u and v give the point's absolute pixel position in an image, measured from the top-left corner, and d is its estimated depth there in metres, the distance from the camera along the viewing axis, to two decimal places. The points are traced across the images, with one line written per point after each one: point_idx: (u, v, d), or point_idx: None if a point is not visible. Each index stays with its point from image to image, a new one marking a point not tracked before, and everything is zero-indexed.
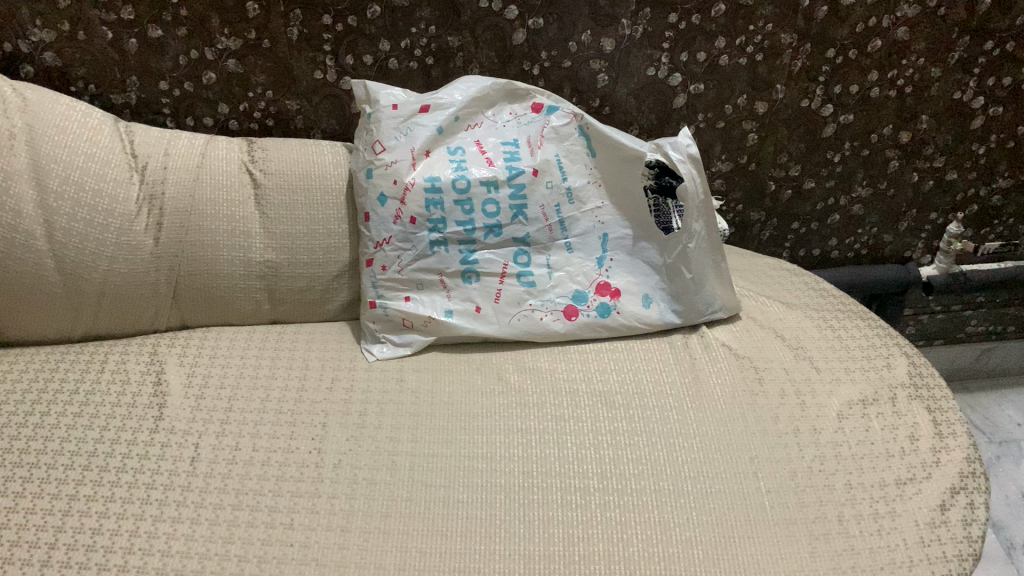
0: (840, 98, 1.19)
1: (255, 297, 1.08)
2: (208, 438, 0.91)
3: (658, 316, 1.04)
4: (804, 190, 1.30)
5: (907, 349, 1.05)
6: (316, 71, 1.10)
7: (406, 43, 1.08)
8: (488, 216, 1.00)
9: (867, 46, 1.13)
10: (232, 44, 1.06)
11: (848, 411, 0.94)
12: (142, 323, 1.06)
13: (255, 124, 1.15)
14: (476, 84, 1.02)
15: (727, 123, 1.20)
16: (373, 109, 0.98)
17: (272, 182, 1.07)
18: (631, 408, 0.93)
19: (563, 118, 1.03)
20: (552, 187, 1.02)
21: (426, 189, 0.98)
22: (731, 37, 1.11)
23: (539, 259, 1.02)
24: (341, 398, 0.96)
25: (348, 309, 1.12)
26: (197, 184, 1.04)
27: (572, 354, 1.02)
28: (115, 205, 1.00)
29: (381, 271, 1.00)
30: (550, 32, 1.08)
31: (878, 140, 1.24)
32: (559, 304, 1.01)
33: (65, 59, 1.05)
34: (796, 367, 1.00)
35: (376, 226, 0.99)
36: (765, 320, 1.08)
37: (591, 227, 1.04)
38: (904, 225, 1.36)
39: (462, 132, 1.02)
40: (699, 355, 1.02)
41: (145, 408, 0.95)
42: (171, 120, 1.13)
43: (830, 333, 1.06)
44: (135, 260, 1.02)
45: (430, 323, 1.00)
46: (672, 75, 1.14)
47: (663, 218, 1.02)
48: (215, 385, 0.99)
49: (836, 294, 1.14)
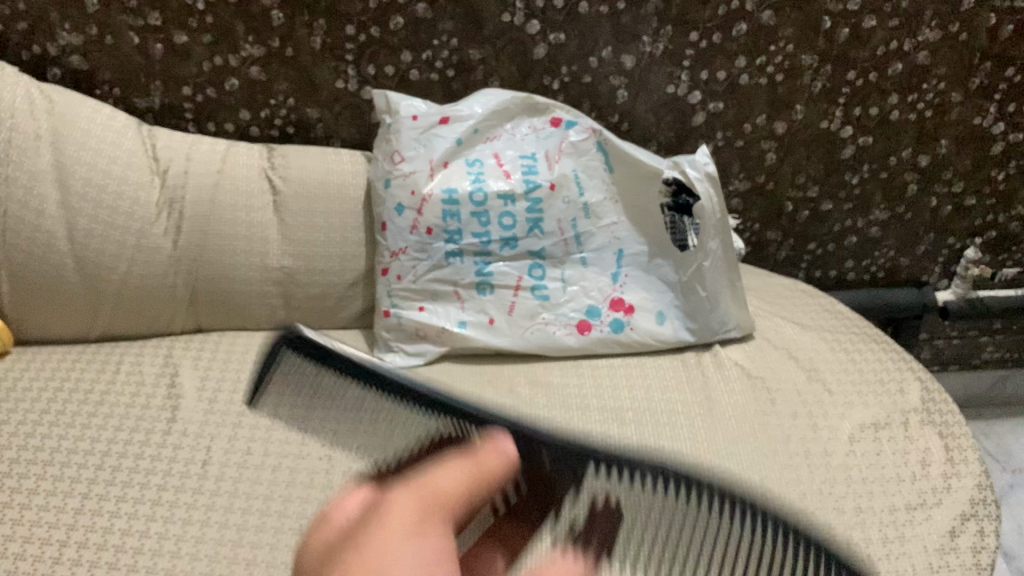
0: (860, 121, 1.19)
1: (270, 302, 1.07)
2: (221, 441, 0.92)
3: (672, 334, 1.02)
4: (822, 211, 1.28)
5: (922, 375, 1.03)
6: (338, 81, 1.11)
7: (427, 55, 1.09)
8: (504, 229, 1.00)
9: (888, 69, 1.13)
10: (256, 51, 1.07)
11: (860, 434, 0.94)
12: (158, 325, 1.07)
13: (275, 130, 1.15)
14: (496, 97, 1.03)
15: (746, 142, 1.20)
16: (394, 120, 1.00)
17: (291, 190, 1.07)
18: (642, 426, 0.93)
19: (582, 133, 1.03)
20: (569, 202, 1.01)
21: (443, 200, 0.98)
22: (752, 57, 1.11)
23: (554, 273, 1.01)
24: None
25: (363, 318, 1.11)
26: (217, 190, 1.04)
27: (598, 374, 1.00)
28: (136, 208, 1.02)
29: (395, 280, 1.00)
30: (571, 48, 1.09)
31: (897, 163, 1.23)
32: (572, 319, 1.00)
33: (91, 63, 1.07)
34: (809, 390, 0.99)
35: (393, 235, 0.99)
36: (779, 340, 1.07)
37: (606, 243, 1.02)
38: (920, 249, 1.34)
39: (481, 144, 1.02)
40: (712, 373, 1.00)
41: (159, 409, 0.96)
42: (194, 125, 1.14)
43: (844, 355, 1.05)
44: (154, 264, 1.03)
45: (444, 333, 0.99)
46: (692, 94, 1.14)
47: (679, 235, 1.01)
48: (228, 388, 0.99)
49: (850, 316, 1.12)
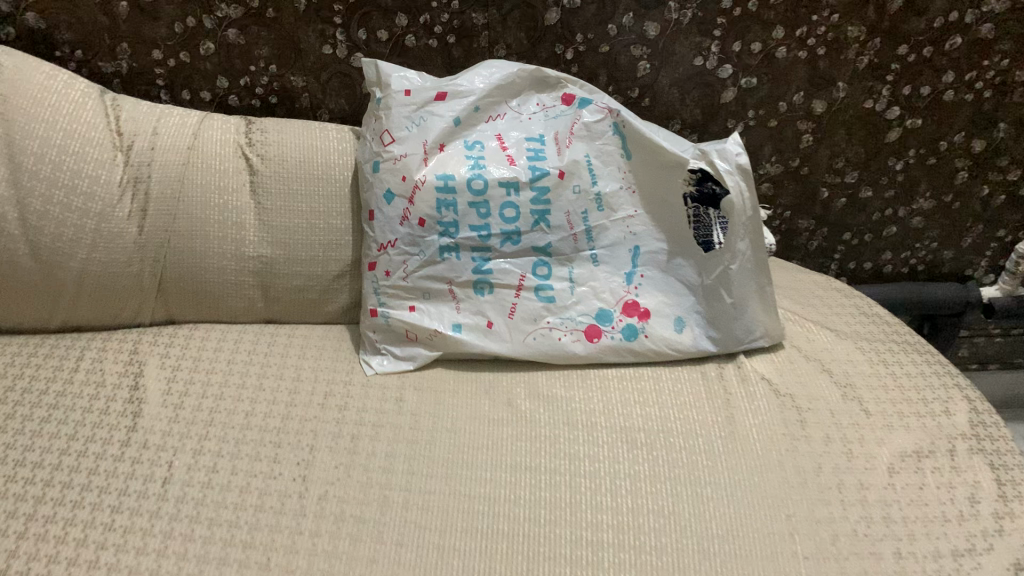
0: (908, 100, 1.06)
1: (247, 293, 0.97)
2: (184, 456, 0.81)
3: (691, 342, 0.90)
4: (861, 199, 1.16)
5: (969, 392, 0.93)
6: (325, 46, 0.99)
7: (425, 18, 0.97)
8: (506, 222, 0.89)
9: (945, 44, 1.01)
10: (233, 12, 0.95)
11: (900, 465, 0.83)
12: (125, 315, 0.96)
13: (257, 100, 1.03)
14: (500, 70, 0.91)
15: (780, 122, 1.07)
16: (383, 94, 0.88)
17: (271, 170, 0.96)
18: (655, 451, 0.82)
19: (596, 113, 0.91)
20: (579, 191, 0.90)
21: (438, 188, 0.87)
22: (792, 27, 0.99)
23: (560, 271, 0.91)
24: (333, 417, 0.86)
25: (350, 312, 1.01)
26: (187, 169, 0.93)
27: (607, 395, 0.88)
28: (96, 187, 0.90)
29: (383, 276, 0.90)
30: (587, 13, 0.97)
31: (947, 148, 1.10)
32: (580, 324, 0.90)
33: (48, 21, 0.95)
34: (844, 410, 0.88)
35: (381, 226, 0.89)
36: (810, 351, 0.95)
37: (621, 238, 0.91)
38: (967, 242, 1.21)
39: (482, 123, 0.91)
40: (735, 389, 0.89)
41: (118, 415, 0.85)
42: (167, 93, 1.02)
43: (883, 369, 0.94)
44: (117, 250, 0.92)
45: (435, 337, 0.89)
46: (722, 67, 1.02)
47: (703, 230, 0.88)
48: (197, 392, 0.88)
49: (889, 321, 1.01)
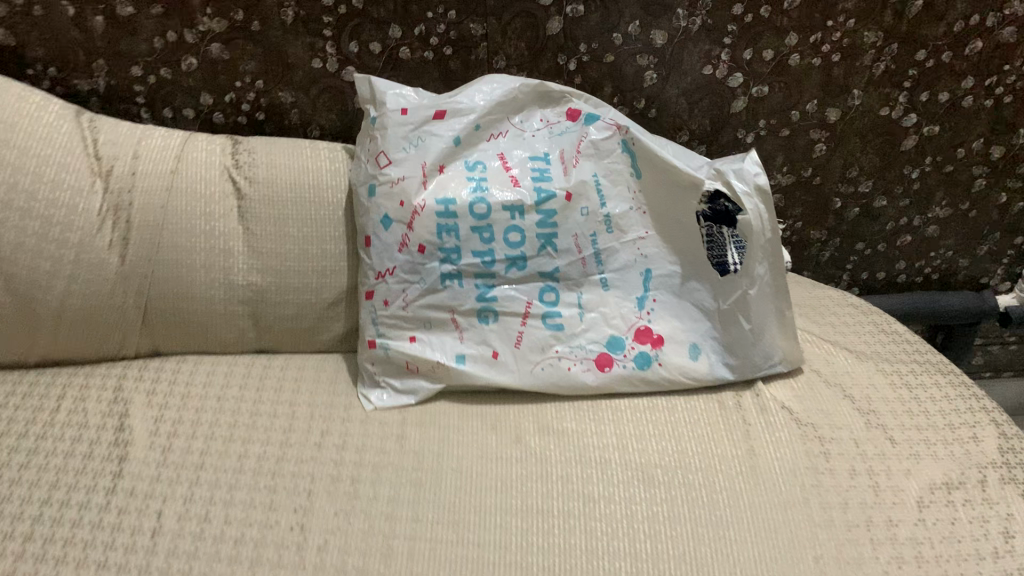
0: (926, 107, 1.01)
1: (237, 324, 0.92)
2: (175, 504, 0.76)
3: (707, 370, 0.86)
4: (875, 208, 1.11)
5: (997, 416, 0.88)
6: (314, 60, 0.93)
7: (420, 29, 0.91)
8: (511, 246, 0.84)
9: (965, 49, 0.96)
10: (216, 25, 0.90)
11: (930, 498, 0.79)
12: (108, 349, 0.91)
13: (243, 117, 0.98)
14: (502, 85, 0.86)
15: (792, 131, 1.03)
16: (378, 113, 0.83)
17: (260, 194, 0.91)
18: (674, 489, 0.78)
19: (604, 130, 0.86)
20: (587, 213, 0.85)
21: (438, 213, 0.82)
22: (806, 33, 0.94)
23: (569, 297, 0.86)
24: (331, 458, 0.81)
25: (346, 340, 0.96)
26: (171, 194, 0.88)
27: (620, 429, 0.83)
28: (74, 217, 0.85)
29: (381, 306, 0.85)
30: (591, 22, 0.91)
31: (965, 155, 1.06)
32: (590, 353, 0.85)
33: (18, 37, 0.89)
34: (868, 439, 0.84)
35: (378, 253, 0.84)
36: (830, 375, 0.92)
37: (632, 262, 0.87)
38: (983, 250, 1.17)
39: (483, 142, 0.86)
40: (754, 419, 0.85)
41: (103, 461, 0.80)
42: (147, 111, 0.96)
43: (907, 393, 0.90)
44: (98, 282, 0.86)
45: (438, 369, 0.84)
46: (732, 76, 0.97)
47: (717, 250, 0.84)
48: (186, 434, 0.83)
49: (910, 340, 0.97)
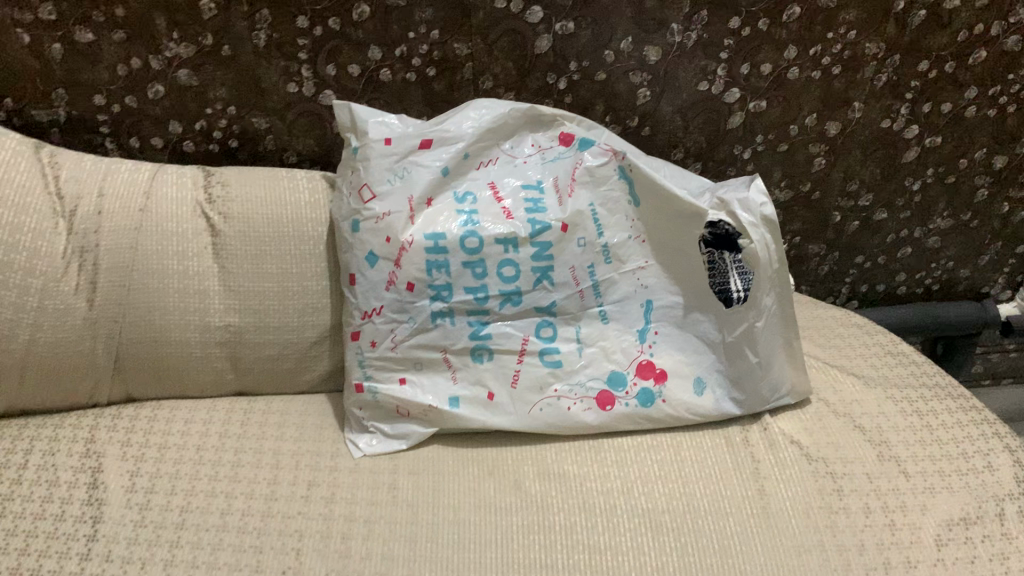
0: (928, 118, 0.98)
1: (215, 366, 0.87)
2: (153, 569, 0.70)
3: (713, 406, 0.82)
4: (874, 221, 1.08)
5: (1010, 441, 0.83)
6: (289, 84, 0.88)
7: (402, 50, 0.86)
8: (505, 281, 0.80)
9: (969, 58, 0.93)
10: (184, 50, 0.84)
11: (948, 536, 0.74)
12: (78, 398, 0.85)
13: (215, 145, 0.92)
14: (491, 110, 0.81)
15: (791, 146, 0.99)
16: (360, 143, 0.78)
17: (235, 230, 0.86)
18: (684, 537, 0.73)
19: (599, 155, 0.83)
20: (584, 244, 0.81)
21: (427, 248, 0.78)
22: (805, 46, 0.90)
23: (567, 332, 0.82)
24: (320, 511, 0.76)
25: (331, 379, 0.91)
26: (140, 234, 0.83)
27: (623, 471, 0.79)
28: (35, 261, 0.79)
29: (369, 347, 0.80)
30: (582, 39, 0.87)
31: (967, 165, 1.03)
32: (591, 391, 0.81)
33: None
34: (880, 472, 0.80)
35: (364, 292, 0.79)
36: (839, 404, 0.89)
37: (632, 293, 0.83)
38: (984, 259, 1.14)
39: (473, 171, 0.82)
40: (763, 456, 0.81)
41: (76, 524, 0.73)
42: (112, 142, 0.91)
43: (918, 420, 0.86)
44: (65, 329, 0.81)
45: (431, 413, 0.80)
46: (729, 91, 0.93)
47: (720, 278, 0.81)
48: (165, 489, 0.77)
49: (917, 362, 0.94)
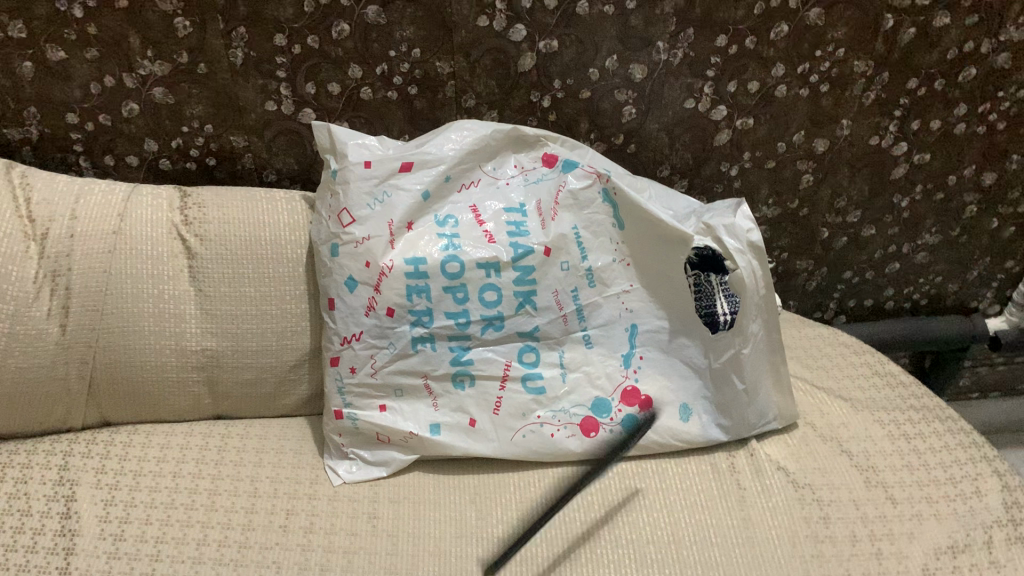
0: (917, 135, 0.96)
1: (191, 390, 0.85)
2: None
3: (698, 432, 0.81)
4: (863, 237, 1.07)
5: (999, 466, 0.82)
6: (268, 102, 0.86)
7: (383, 69, 0.85)
8: (487, 306, 0.78)
9: (958, 76, 0.91)
10: (159, 68, 0.82)
11: (936, 565, 0.73)
12: (51, 422, 0.83)
13: (192, 163, 0.91)
14: (473, 131, 0.80)
15: (778, 163, 0.97)
16: (339, 166, 0.77)
17: (211, 252, 0.84)
18: (669, 568, 0.72)
19: (583, 177, 0.81)
20: (568, 267, 0.81)
21: (408, 273, 0.76)
22: (793, 64, 0.88)
23: (550, 357, 0.81)
24: (298, 542, 0.74)
25: (310, 403, 0.90)
26: (113, 257, 0.81)
27: (606, 498, 0.78)
28: (6, 285, 0.77)
29: (348, 374, 0.78)
30: (566, 57, 0.85)
31: (956, 182, 1.02)
32: (575, 418, 0.79)
33: None
34: (868, 499, 0.79)
35: (342, 318, 0.77)
36: (826, 428, 0.88)
37: (616, 317, 0.82)
38: (973, 275, 1.13)
39: (455, 194, 0.80)
40: (749, 483, 0.80)
41: (47, 556, 0.71)
42: (86, 160, 0.89)
43: (907, 445, 0.85)
44: (37, 354, 0.79)
45: (411, 440, 0.78)
46: (715, 109, 0.91)
47: (705, 300, 0.81)
48: (138, 518, 0.75)
49: (905, 384, 0.93)
